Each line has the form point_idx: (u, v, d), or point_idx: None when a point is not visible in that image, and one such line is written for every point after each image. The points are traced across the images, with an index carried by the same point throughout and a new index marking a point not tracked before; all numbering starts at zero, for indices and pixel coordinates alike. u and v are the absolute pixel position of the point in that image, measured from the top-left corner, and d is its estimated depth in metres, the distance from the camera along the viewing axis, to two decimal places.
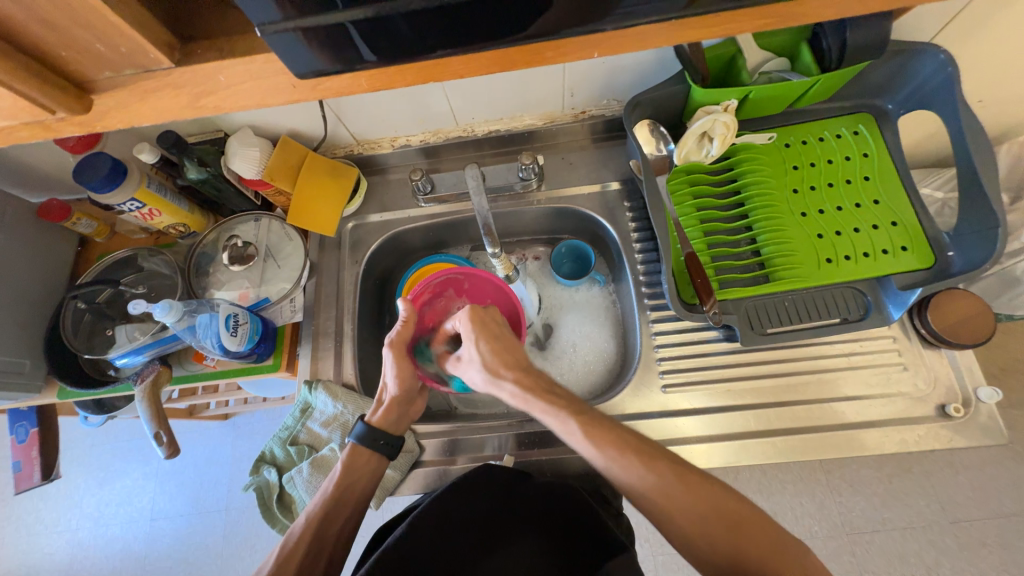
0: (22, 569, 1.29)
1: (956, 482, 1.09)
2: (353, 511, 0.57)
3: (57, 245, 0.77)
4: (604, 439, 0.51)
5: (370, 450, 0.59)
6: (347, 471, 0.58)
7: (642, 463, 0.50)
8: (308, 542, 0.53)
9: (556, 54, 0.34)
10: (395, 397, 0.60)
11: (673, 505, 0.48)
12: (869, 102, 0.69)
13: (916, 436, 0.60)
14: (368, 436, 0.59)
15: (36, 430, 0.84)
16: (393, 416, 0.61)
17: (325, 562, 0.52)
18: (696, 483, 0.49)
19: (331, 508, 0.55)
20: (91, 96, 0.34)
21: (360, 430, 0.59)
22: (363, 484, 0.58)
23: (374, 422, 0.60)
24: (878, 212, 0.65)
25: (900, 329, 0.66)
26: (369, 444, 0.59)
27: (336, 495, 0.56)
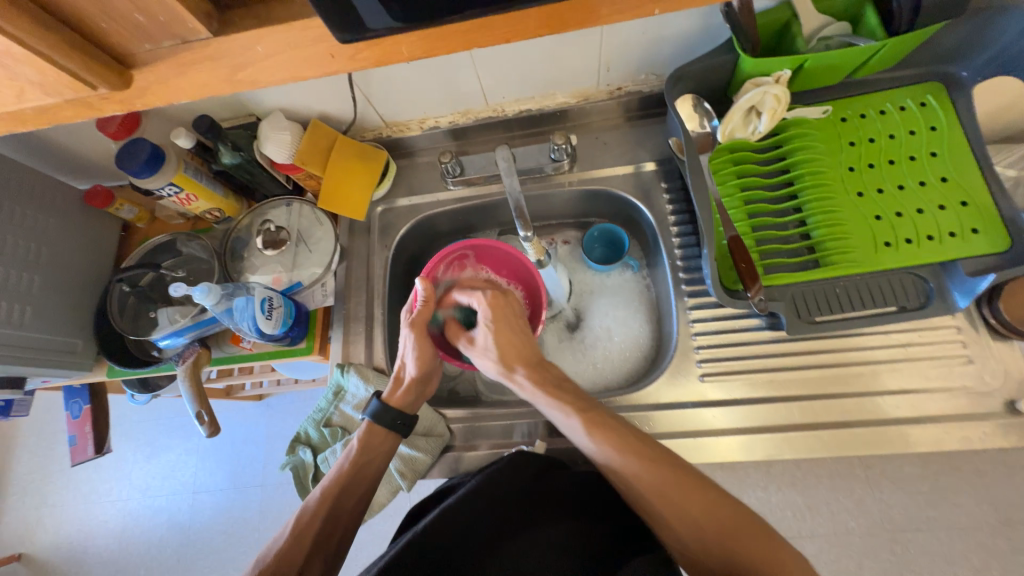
0: (80, 533, 1.38)
1: (1011, 483, 1.02)
2: (367, 488, 0.56)
3: (102, 229, 0.79)
4: (601, 432, 0.52)
5: (386, 430, 0.58)
6: (364, 450, 0.57)
7: (637, 456, 0.50)
8: (323, 518, 0.52)
9: (611, 11, 0.32)
10: (414, 378, 0.60)
11: (665, 502, 0.48)
12: (940, 70, 0.63)
13: (980, 433, 0.56)
14: (386, 414, 0.58)
15: (88, 407, 0.89)
16: (411, 396, 0.60)
17: (338, 537, 0.53)
18: (697, 489, 0.48)
19: (348, 484, 0.55)
20: (132, 72, 0.34)
21: (374, 409, 0.58)
22: (379, 464, 0.58)
23: (391, 400, 0.60)
24: (946, 191, 0.60)
25: (965, 318, 0.61)
26: (387, 424, 0.58)
27: (352, 473, 0.56)
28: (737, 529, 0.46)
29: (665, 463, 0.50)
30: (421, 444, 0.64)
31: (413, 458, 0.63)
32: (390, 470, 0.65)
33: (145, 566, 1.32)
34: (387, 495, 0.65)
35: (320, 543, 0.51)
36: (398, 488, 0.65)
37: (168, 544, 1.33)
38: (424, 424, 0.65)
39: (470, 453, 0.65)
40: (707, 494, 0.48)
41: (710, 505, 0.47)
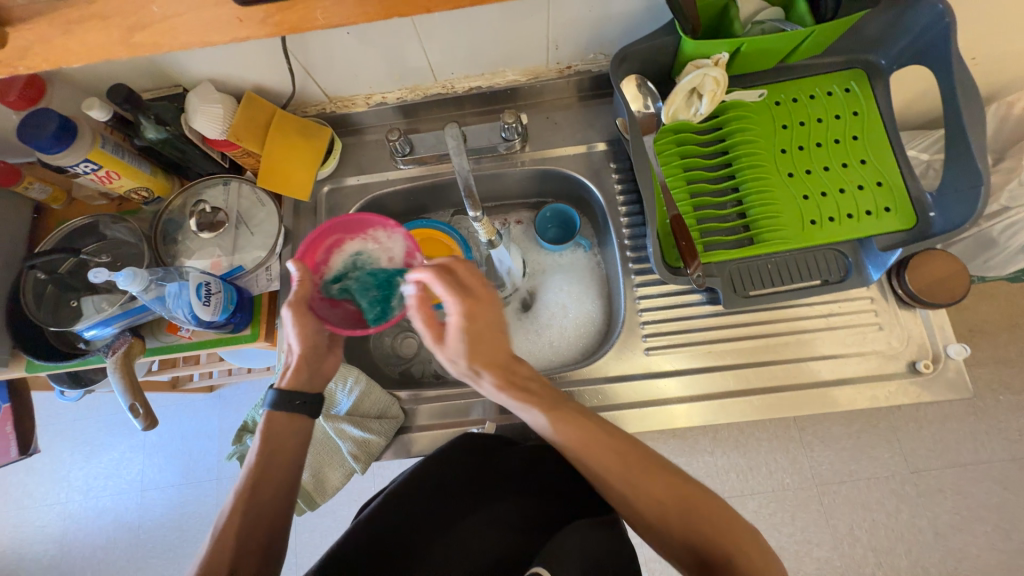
0: (14, 540, 1.29)
1: (919, 436, 1.15)
2: (288, 475, 0.53)
3: (9, 211, 0.72)
4: (563, 419, 0.50)
5: (288, 414, 0.55)
6: (267, 442, 0.54)
7: (581, 429, 0.50)
8: (241, 515, 0.49)
9: None
10: (299, 356, 0.56)
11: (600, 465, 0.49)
12: (862, 58, 0.67)
13: (887, 392, 0.62)
14: (284, 399, 0.55)
15: (8, 406, 0.81)
16: (303, 374, 0.57)
17: (263, 532, 0.50)
18: (637, 457, 0.49)
19: (259, 477, 0.51)
20: (8, 29, 0.30)
21: (271, 399, 0.55)
22: (292, 449, 0.55)
23: (284, 386, 0.56)
24: (864, 172, 0.64)
25: (878, 290, 0.66)
26: (285, 406, 0.55)
27: (264, 464, 0.52)
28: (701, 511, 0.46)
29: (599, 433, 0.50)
30: (374, 427, 0.63)
31: (366, 440, 0.63)
32: (343, 453, 0.64)
33: (91, 569, 1.26)
34: (341, 478, 0.64)
35: (241, 540, 0.48)
36: (352, 470, 0.65)
37: (116, 545, 1.26)
38: (378, 407, 0.65)
39: (427, 434, 0.66)
40: (641, 467, 0.49)
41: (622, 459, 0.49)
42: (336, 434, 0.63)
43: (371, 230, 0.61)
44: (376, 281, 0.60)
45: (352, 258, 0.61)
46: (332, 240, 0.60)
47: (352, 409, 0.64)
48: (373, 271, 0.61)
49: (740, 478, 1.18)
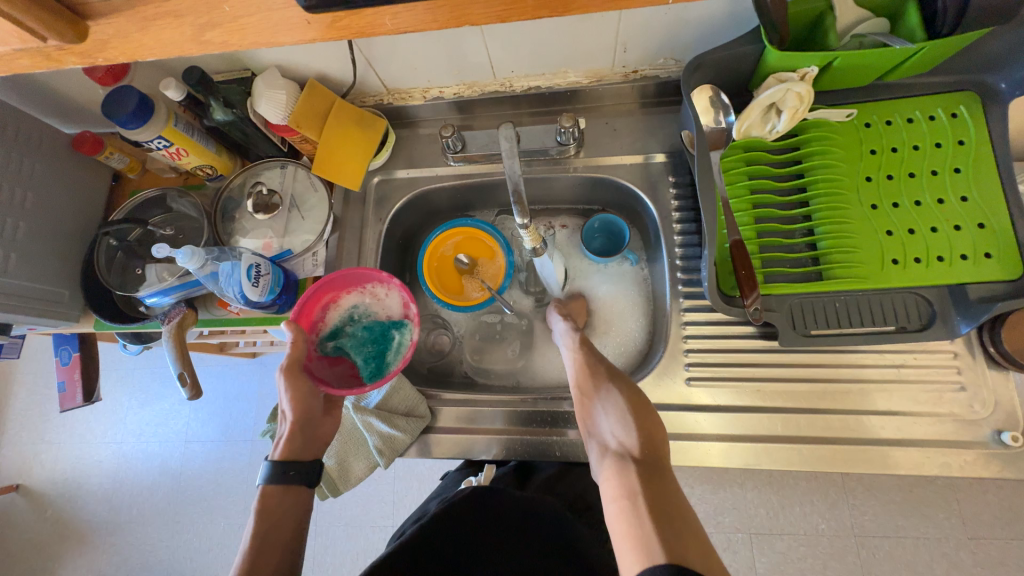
0: (75, 470, 1.43)
1: (984, 500, 1.04)
2: (286, 552, 0.50)
3: (91, 178, 0.77)
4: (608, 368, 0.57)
5: (282, 485, 0.53)
6: (263, 519, 0.51)
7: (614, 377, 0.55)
8: None
9: None
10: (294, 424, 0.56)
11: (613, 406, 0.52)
12: (976, 80, 0.59)
13: (962, 461, 0.56)
14: (276, 470, 0.53)
15: (78, 355, 0.89)
16: (299, 441, 0.56)
17: None
18: (639, 412, 0.51)
19: (257, 556, 0.48)
20: (87, 23, 0.32)
21: (265, 472, 0.53)
22: (292, 521, 0.52)
23: (279, 456, 0.54)
24: (964, 211, 0.57)
25: (964, 345, 0.59)
26: (279, 478, 0.53)
27: (261, 538, 0.49)
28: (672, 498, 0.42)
29: (623, 386, 0.54)
30: (401, 424, 0.64)
31: (392, 436, 0.63)
32: (369, 446, 0.65)
33: (137, 507, 1.37)
34: (364, 469, 0.66)
35: None
36: (376, 463, 0.66)
37: (159, 489, 1.37)
38: (406, 404, 0.65)
39: (449, 436, 0.65)
40: (646, 417, 0.51)
41: (638, 410, 0.51)
42: (364, 427, 0.65)
43: (368, 286, 0.65)
44: (370, 337, 0.64)
45: (349, 313, 0.64)
46: (330, 297, 0.64)
47: (381, 404, 0.65)
48: (367, 325, 0.65)
49: (770, 515, 1.11)
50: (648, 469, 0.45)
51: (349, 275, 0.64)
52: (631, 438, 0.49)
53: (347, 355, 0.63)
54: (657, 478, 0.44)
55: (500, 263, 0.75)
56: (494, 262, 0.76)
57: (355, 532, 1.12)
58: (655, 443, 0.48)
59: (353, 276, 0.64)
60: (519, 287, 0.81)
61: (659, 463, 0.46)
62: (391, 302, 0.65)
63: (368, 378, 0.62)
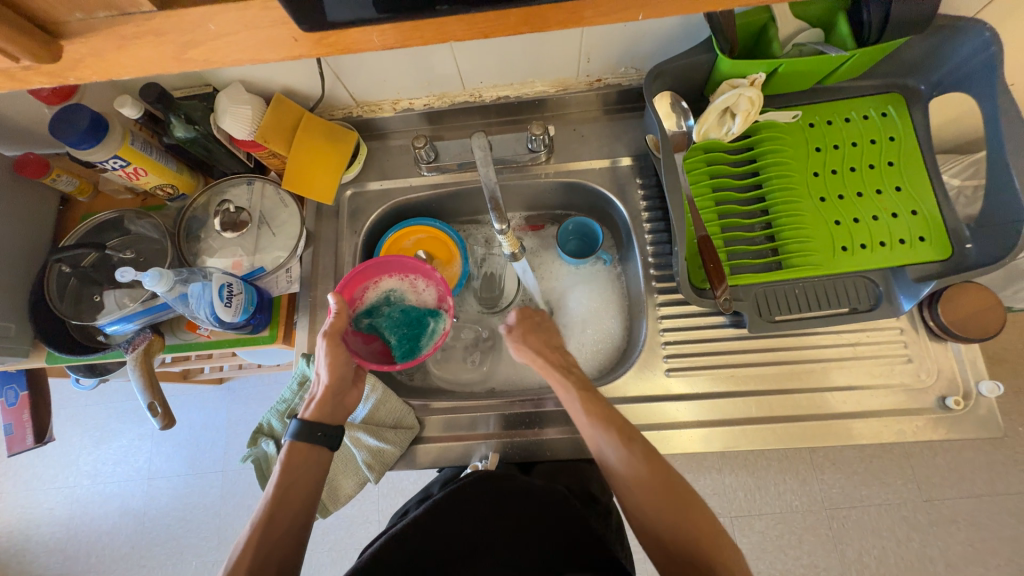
0: (22, 522, 1.31)
1: (934, 464, 1.13)
2: (300, 509, 0.52)
3: (36, 203, 0.72)
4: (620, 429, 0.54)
5: (307, 446, 0.54)
6: (288, 472, 0.53)
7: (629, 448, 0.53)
8: (254, 546, 0.48)
9: (592, 14, 0.32)
10: (326, 387, 0.56)
11: (645, 495, 0.50)
12: (900, 82, 0.66)
13: (915, 427, 0.61)
14: (304, 430, 0.54)
15: (26, 394, 0.82)
16: (328, 407, 0.57)
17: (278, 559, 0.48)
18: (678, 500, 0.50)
19: (275, 509, 0.50)
20: (60, 42, 0.31)
21: (294, 429, 0.54)
22: (310, 481, 0.54)
23: (307, 417, 0.55)
24: (899, 200, 0.63)
25: (908, 320, 0.65)
26: (307, 438, 0.54)
27: (280, 493, 0.51)
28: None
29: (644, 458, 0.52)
30: (389, 437, 0.63)
31: (380, 449, 0.62)
32: (357, 461, 0.64)
33: (96, 554, 1.27)
34: (354, 486, 0.64)
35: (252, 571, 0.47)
36: (365, 479, 0.64)
37: (121, 532, 1.27)
38: (394, 416, 0.64)
39: (439, 445, 0.66)
40: (675, 495, 0.50)
41: (674, 496, 0.50)
42: (352, 443, 0.64)
43: (409, 274, 0.66)
44: (405, 320, 0.64)
45: (386, 294, 0.65)
46: (371, 279, 0.65)
47: (368, 417, 0.64)
48: (404, 308, 0.65)
49: (748, 497, 1.16)
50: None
51: (401, 257, 0.64)
52: (672, 530, 0.49)
53: (380, 333, 0.63)
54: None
55: (456, 271, 0.77)
56: (451, 268, 0.78)
57: (339, 557, 1.09)
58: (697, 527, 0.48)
59: (400, 261, 0.65)
60: (471, 295, 0.82)
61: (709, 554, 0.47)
62: (433, 290, 0.66)
63: (398, 355, 0.63)
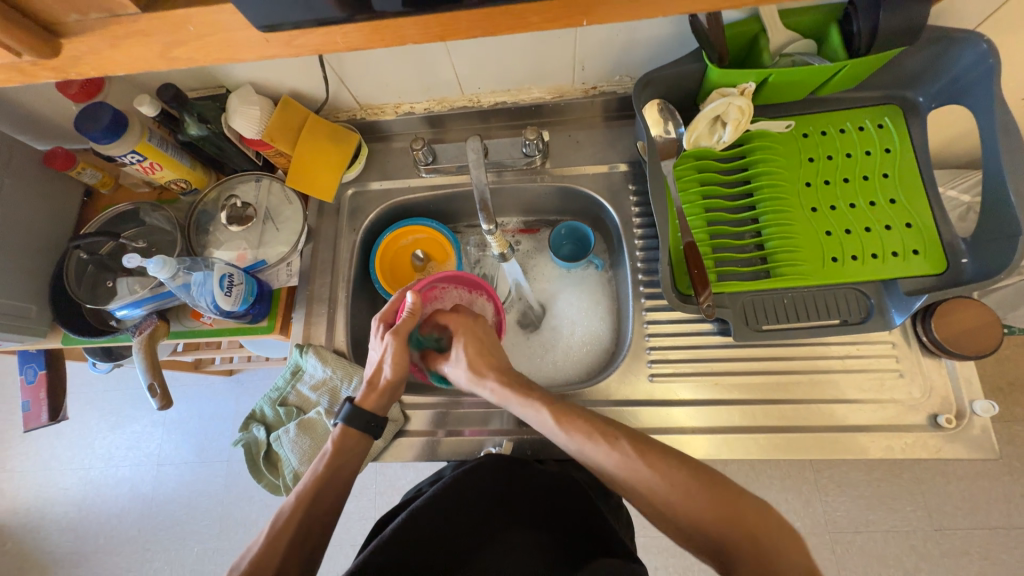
0: (38, 500, 1.37)
1: (946, 492, 1.09)
2: (344, 487, 0.55)
3: (61, 194, 0.77)
4: (573, 424, 0.53)
5: (361, 431, 0.58)
6: (339, 453, 0.56)
7: (604, 445, 0.51)
8: (297, 523, 0.50)
9: (540, 18, 0.34)
10: (388, 382, 0.59)
11: (627, 472, 0.49)
12: (899, 93, 0.65)
13: (904, 444, 0.59)
14: (359, 417, 0.58)
15: (44, 373, 0.87)
16: (383, 399, 0.60)
17: (316, 537, 0.51)
18: (658, 462, 0.49)
19: (324, 486, 0.53)
20: (60, 40, 0.34)
21: (348, 412, 0.58)
22: (352, 467, 0.56)
23: (362, 403, 0.59)
24: (893, 212, 0.62)
25: (900, 335, 0.63)
26: (360, 425, 0.57)
27: (325, 475, 0.54)
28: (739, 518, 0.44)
29: (631, 450, 0.50)
30: None
31: None
32: None
33: (105, 535, 1.32)
34: None
35: (296, 543, 0.49)
36: None
37: (129, 514, 1.32)
38: None
39: (423, 440, 0.67)
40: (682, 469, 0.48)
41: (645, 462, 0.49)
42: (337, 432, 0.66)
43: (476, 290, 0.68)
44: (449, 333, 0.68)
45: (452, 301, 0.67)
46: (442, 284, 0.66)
47: None
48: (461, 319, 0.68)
49: None
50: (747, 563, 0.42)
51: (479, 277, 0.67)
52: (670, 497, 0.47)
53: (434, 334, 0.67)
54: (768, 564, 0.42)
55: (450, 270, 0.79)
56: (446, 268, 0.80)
57: (334, 552, 1.11)
58: (736, 506, 0.45)
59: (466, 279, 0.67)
60: None
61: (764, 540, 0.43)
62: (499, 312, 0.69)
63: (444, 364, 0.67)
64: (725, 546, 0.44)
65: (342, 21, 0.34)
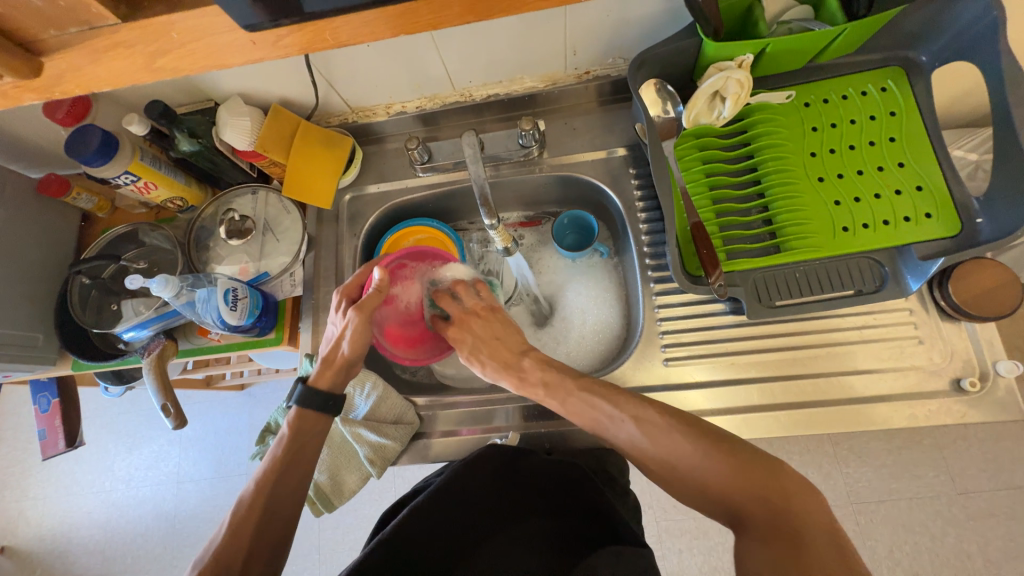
0: (63, 525, 1.38)
1: (969, 455, 1.08)
2: (304, 474, 0.55)
3: (59, 221, 0.77)
4: (576, 403, 0.53)
5: (317, 414, 0.57)
6: (295, 437, 0.55)
7: (611, 422, 0.50)
8: (259, 510, 0.50)
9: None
10: (343, 358, 0.57)
11: (657, 447, 0.46)
12: (900, 54, 0.63)
13: (928, 411, 0.58)
14: (314, 399, 0.57)
15: (57, 401, 0.87)
16: (339, 376, 0.58)
17: (281, 522, 0.52)
18: (680, 429, 0.46)
19: (283, 470, 0.53)
20: (41, 60, 0.34)
21: (300, 395, 0.57)
22: (311, 451, 0.56)
23: (313, 382, 0.58)
24: (902, 176, 0.61)
25: (917, 301, 0.62)
26: (316, 406, 0.57)
27: (285, 459, 0.54)
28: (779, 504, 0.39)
29: (637, 423, 0.48)
30: (390, 432, 0.64)
31: (382, 445, 0.64)
32: (360, 458, 0.65)
33: (132, 555, 1.33)
34: (358, 481, 0.66)
35: (259, 529, 0.50)
36: (368, 474, 0.66)
37: (153, 533, 1.33)
38: (394, 412, 0.65)
39: (441, 440, 0.67)
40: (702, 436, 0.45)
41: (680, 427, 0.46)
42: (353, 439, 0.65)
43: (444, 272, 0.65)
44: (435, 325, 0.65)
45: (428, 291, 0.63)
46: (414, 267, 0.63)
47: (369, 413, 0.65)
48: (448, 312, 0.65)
49: None
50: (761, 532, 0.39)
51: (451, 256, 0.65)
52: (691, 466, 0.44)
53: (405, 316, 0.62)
54: (779, 535, 0.38)
55: None
56: None
57: None
58: (773, 480, 0.41)
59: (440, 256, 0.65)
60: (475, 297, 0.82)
61: (790, 517, 0.39)
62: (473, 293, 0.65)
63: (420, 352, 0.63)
64: (744, 519, 0.41)
65: (329, 14, 0.33)
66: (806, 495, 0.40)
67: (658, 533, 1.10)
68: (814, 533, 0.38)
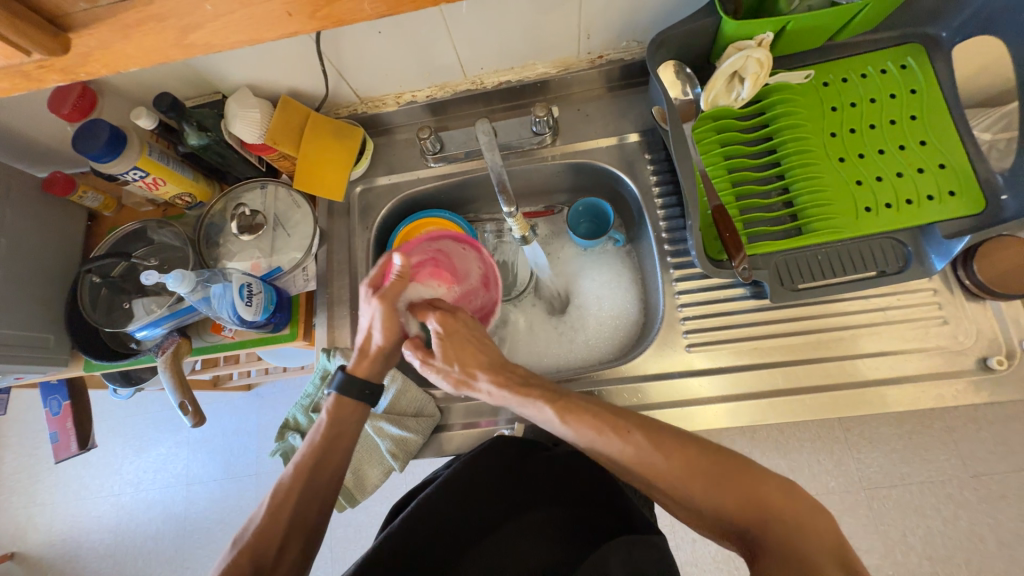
0: (73, 530, 1.37)
1: (979, 438, 1.08)
2: (343, 458, 0.55)
3: (67, 219, 0.76)
4: (580, 421, 0.50)
5: (356, 401, 0.56)
6: (334, 422, 0.55)
7: (618, 436, 0.49)
8: (294, 497, 0.52)
9: None
10: (381, 348, 0.56)
11: (650, 471, 0.48)
12: (919, 31, 0.62)
13: (955, 391, 0.58)
14: (353, 387, 0.56)
15: (68, 403, 0.86)
16: (378, 365, 0.57)
17: (317, 507, 0.53)
18: (665, 440, 0.48)
19: (320, 457, 0.54)
20: (69, 35, 0.33)
21: (339, 382, 0.56)
22: (348, 438, 0.55)
23: (354, 370, 0.56)
24: (924, 155, 0.60)
25: (941, 281, 0.62)
26: (354, 394, 0.56)
27: (324, 446, 0.54)
28: (764, 504, 0.44)
29: (643, 433, 0.49)
30: (411, 425, 0.64)
31: (403, 438, 0.63)
32: (381, 451, 0.65)
33: (143, 558, 1.32)
34: (380, 476, 0.65)
35: (297, 517, 0.51)
36: (391, 468, 0.65)
37: (164, 536, 1.33)
38: (415, 405, 0.65)
39: (460, 433, 0.66)
40: (695, 453, 0.48)
41: (652, 442, 0.48)
42: (374, 433, 0.64)
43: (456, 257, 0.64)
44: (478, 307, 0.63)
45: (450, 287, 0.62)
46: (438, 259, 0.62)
47: (390, 407, 0.64)
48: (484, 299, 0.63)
49: None
50: (774, 560, 0.41)
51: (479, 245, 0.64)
52: (683, 486, 0.47)
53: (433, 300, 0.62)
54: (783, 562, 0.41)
55: None
56: None
57: None
58: (754, 491, 0.45)
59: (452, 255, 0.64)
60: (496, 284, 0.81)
61: (795, 540, 0.42)
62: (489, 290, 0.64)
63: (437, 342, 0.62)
64: (753, 543, 0.44)
65: None
66: (813, 515, 0.43)
67: (671, 524, 1.10)
68: (821, 554, 0.41)
